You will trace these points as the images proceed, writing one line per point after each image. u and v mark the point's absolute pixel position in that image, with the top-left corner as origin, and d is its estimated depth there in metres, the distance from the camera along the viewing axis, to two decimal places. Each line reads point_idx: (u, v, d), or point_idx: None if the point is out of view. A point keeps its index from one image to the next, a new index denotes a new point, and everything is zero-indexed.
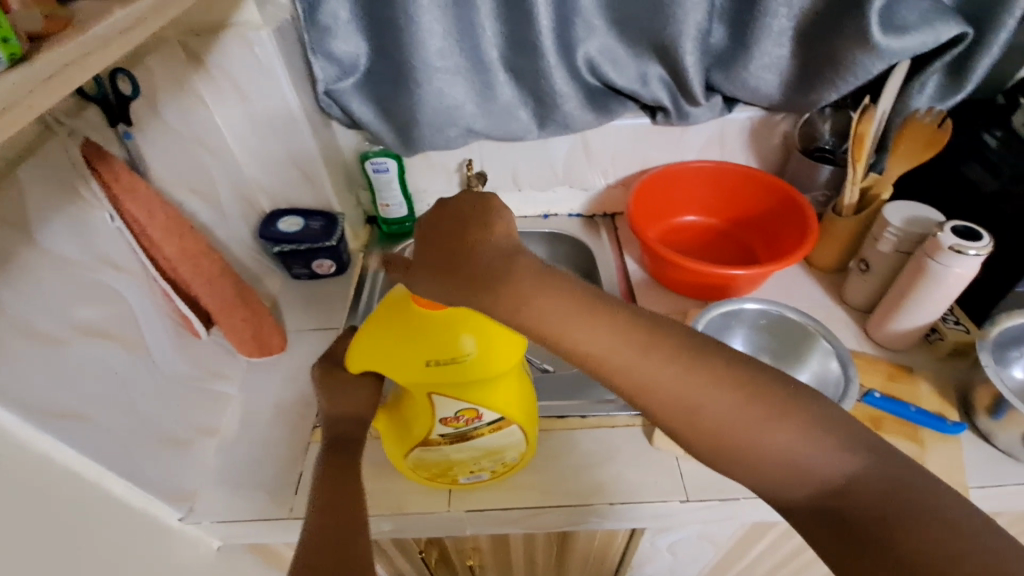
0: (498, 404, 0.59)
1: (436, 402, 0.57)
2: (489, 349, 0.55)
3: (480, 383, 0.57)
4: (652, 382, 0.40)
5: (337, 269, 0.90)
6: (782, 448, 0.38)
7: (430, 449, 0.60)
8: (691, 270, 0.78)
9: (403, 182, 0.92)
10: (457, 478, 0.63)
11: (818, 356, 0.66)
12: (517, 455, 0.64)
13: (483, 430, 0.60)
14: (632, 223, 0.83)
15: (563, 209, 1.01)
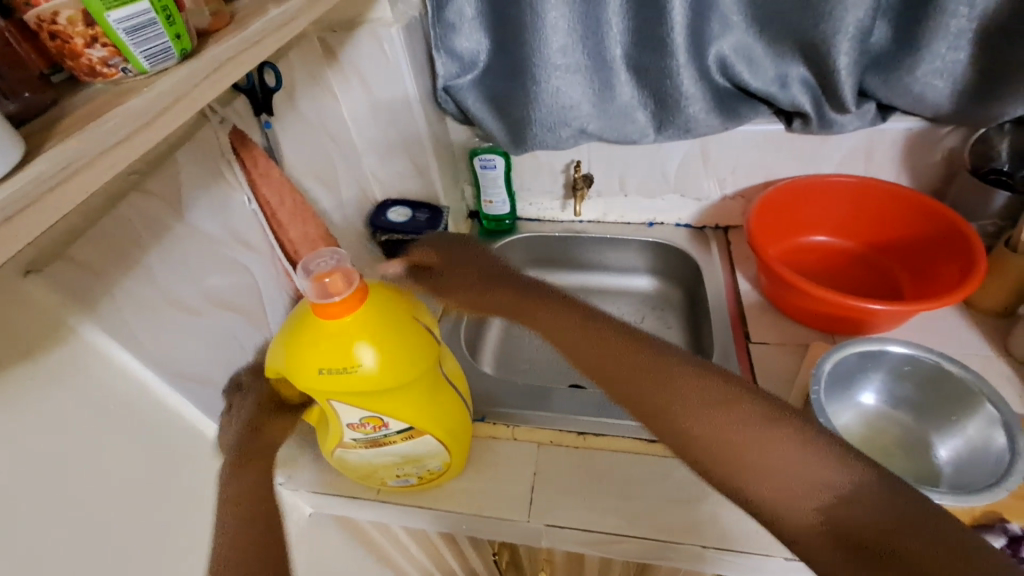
0: (411, 414, 0.50)
1: (338, 409, 0.48)
2: (391, 354, 0.47)
3: (388, 390, 0.48)
4: (694, 409, 0.43)
5: None
6: (790, 458, 0.38)
7: (347, 452, 0.53)
8: (818, 297, 0.69)
9: (508, 179, 0.92)
10: (385, 480, 0.59)
11: (978, 421, 0.55)
12: (442, 464, 0.57)
13: (393, 438, 0.51)
14: (751, 239, 0.76)
15: (671, 218, 0.95)
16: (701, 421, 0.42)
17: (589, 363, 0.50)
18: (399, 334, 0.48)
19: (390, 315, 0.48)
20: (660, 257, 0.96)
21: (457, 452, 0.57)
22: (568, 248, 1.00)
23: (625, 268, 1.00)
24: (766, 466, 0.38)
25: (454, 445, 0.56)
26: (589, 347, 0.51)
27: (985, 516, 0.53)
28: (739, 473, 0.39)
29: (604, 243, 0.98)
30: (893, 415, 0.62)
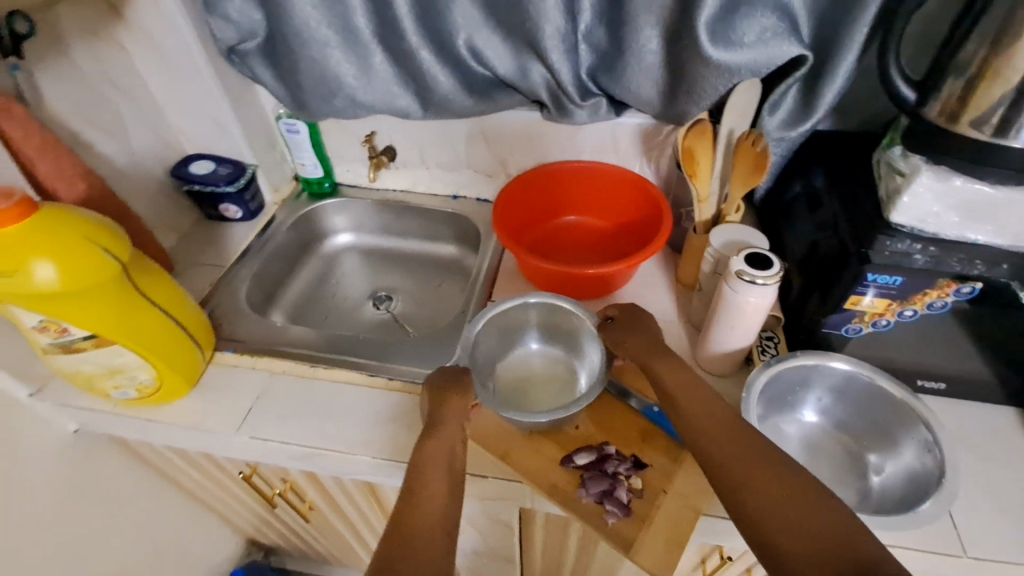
0: (92, 325, 0.59)
1: (14, 312, 0.57)
2: (64, 269, 0.55)
3: (65, 301, 0.57)
4: (754, 456, 0.52)
5: (243, 214, 1.00)
6: (767, 488, 0.49)
7: (49, 355, 0.63)
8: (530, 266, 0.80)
9: (315, 145, 1.02)
10: (106, 390, 0.68)
11: (591, 350, 0.76)
12: (152, 379, 0.67)
13: (82, 344, 0.60)
14: (496, 212, 0.86)
15: (472, 193, 1.06)
16: (763, 462, 0.52)
17: (675, 407, 0.60)
18: (71, 254, 0.56)
19: (66, 236, 0.56)
20: (460, 228, 1.08)
21: (159, 368, 0.65)
22: (380, 214, 1.11)
23: (435, 238, 1.11)
24: (762, 480, 0.50)
25: (156, 360, 0.65)
26: (685, 395, 0.61)
27: (595, 441, 0.65)
28: (727, 470, 0.52)
29: (409, 211, 1.09)
30: (552, 355, 0.80)
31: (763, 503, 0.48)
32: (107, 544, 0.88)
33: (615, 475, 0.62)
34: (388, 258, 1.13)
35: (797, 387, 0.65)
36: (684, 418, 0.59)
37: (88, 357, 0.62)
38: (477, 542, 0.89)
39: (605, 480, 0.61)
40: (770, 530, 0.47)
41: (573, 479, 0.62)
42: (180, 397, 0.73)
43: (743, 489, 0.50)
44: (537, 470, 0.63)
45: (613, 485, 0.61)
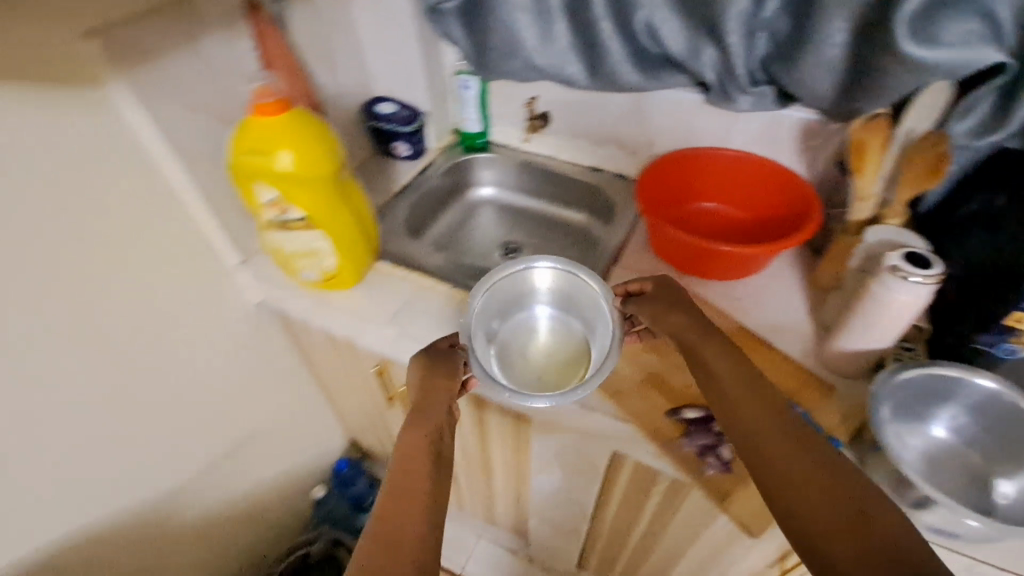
0: (307, 210, 0.73)
1: (257, 186, 0.72)
2: (302, 160, 0.70)
3: (294, 187, 0.72)
4: (789, 447, 0.54)
5: (411, 154, 1.15)
6: (803, 478, 0.51)
7: (267, 230, 0.79)
8: (665, 236, 0.85)
9: (481, 102, 1.14)
10: (296, 269, 0.84)
11: (603, 327, 0.73)
12: (334, 265, 0.81)
13: (295, 224, 0.75)
14: (638, 184, 0.91)
15: (613, 167, 1.12)
16: (798, 454, 0.53)
17: (717, 385, 0.62)
18: (308, 149, 0.70)
19: (306, 134, 0.70)
20: (595, 198, 1.14)
21: (342, 254, 0.80)
22: (522, 174, 1.20)
23: (568, 204, 1.19)
24: (797, 467, 0.52)
25: (341, 247, 0.80)
26: (726, 375, 0.62)
27: (704, 402, 0.68)
28: (763, 452, 0.54)
29: (550, 175, 1.17)
30: (568, 334, 0.78)
31: (804, 497, 0.50)
32: (260, 402, 1.07)
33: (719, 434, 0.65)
34: (522, 217, 1.22)
35: (932, 397, 0.64)
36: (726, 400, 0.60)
37: (295, 236, 0.77)
38: (559, 482, 0.96)
39: (708, 436, 0.65)
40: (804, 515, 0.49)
41: (677, 428, 0.67)
42: (342, 288, 0.87)
43: (779, 480, 0.52)
44: (647, 415, 0.68)
45: (714, 443, 0.64)
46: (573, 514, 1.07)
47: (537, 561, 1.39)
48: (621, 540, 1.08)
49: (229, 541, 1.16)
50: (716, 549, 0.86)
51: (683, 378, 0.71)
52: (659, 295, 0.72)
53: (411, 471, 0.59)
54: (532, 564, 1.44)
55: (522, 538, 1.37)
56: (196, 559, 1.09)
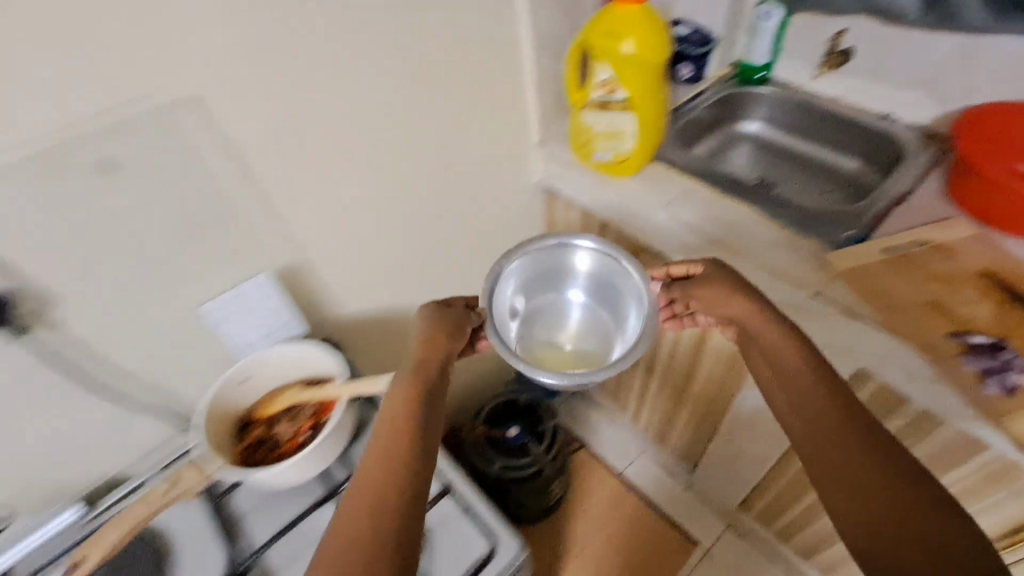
0: (632, 92, 0.90)
1: (598, 67, 0.92)
2: (643, 47, 0.86)
3: (629, 70, 0.88)
4: (838, 430, 0.56)
5: (691, 77, 1.22)
6: (863, 486, 0.52)
7: (585, 112, 0.96)
8: (987, 178, 0.81)
9: (777, 34, 1.15)
10: (591, 153, 1.00)
11: (631, 313, 0.73)
12: (630, 149, 0.96)
13: (616, 104, 0.92)
14: (960, 127, 0.89)
15: (906, 116, 1.07)
16: (843, 439, 0.55)
17: (783, 383, 0.62)
18: (648, 40, 0.87)
19: (650, 29, 0.87)
20: (875, 147, 1.10)
21: (641, 140, 0.94)
22: (796, 114, 1.19)
23: (840, 151, 1.16)
24: (858, 476, 0.52)
25: (643, 133, 0.94)
26: (791, 375, 0.62)
27: (989, 335, 0.70)
28: (824, 459, 0.55)
29: (829, 118, 1.15)
30: (592, 327, 0.76)
31: (849, 479, 0.53)
32: None
33: (1001, 363, 0.68)
34: (782, 158, 1.22)
35: None
36: (791, 399, 0.60)
37: (610, 116, 0.93)
38: (769, 400, 1.02)
39: (987, 362, 0.68)
40: (863, 526, 0.50)
41: (953, 348, 0.70)
42: (624, 175, 1.01)
43: (844, 482, 0.53)
44: (921, 331, 0.72)
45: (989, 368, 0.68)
46: (766, 441, 1.11)
47: (697, 488, 1.48)
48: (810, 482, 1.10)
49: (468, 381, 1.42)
50: None
51: (972, 313, 0.73)
52: (702, 277, 0.72)
53: (406, 426, 0.57)
54: (690, 492, 1.52)
55: (689, 463, 1.46)
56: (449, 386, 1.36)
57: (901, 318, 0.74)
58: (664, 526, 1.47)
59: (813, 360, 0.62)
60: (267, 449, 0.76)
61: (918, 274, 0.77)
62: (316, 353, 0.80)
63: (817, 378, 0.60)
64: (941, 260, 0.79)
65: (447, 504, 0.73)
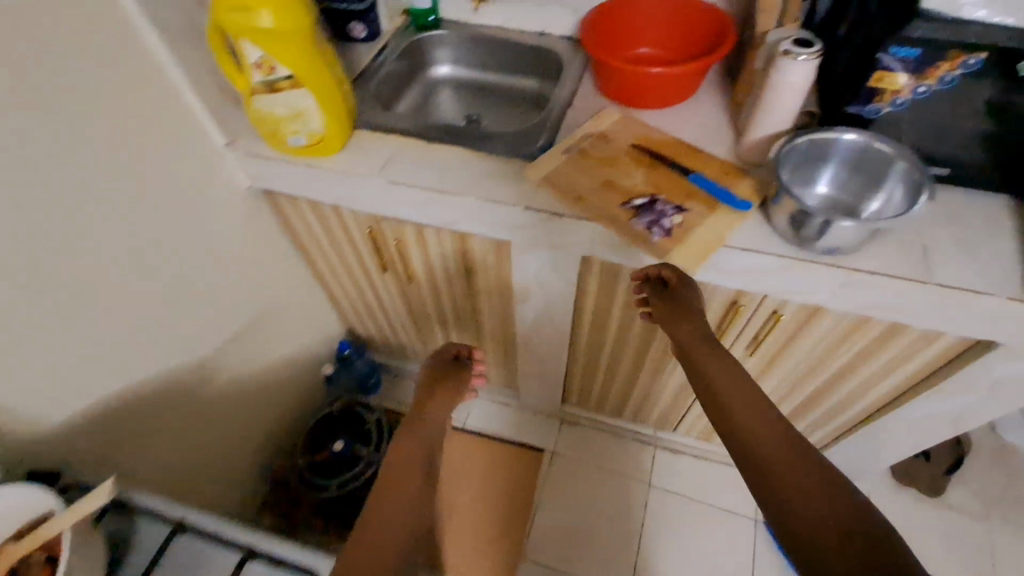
0: (293, 67, 0.80)
1: (241, 46, 0.78)
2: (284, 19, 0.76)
3: (282, 41, 0.78)
4: (764, 431, 0.62)
5: (366, 35, 1.20)
6: (795, 483, 0.57)
7: (258, 97, 0.86)
8: (617, 70, 0.94)
9: None
10: (285, 137, 0.92)
11: None
12: (321, 127, 0.90)
13: (283, 84, 0.82)
14: (586, 27, 1.01)
15: (557, 30, 1.21)
16: (768, 439, 0.61)
17: (715, 396, 0.67)
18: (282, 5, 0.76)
19: None
20: (544, 60, 1.23)
21: (328, 116, 0.88)
22: (472, 47, 1.27)
23: (518, 72, 1.28)
24: (790, 469, 0.59)
25: (327, 108, 0.88)
26: (737, 400, 0.65)
27: (648, 194, 0.84)
28: (767, 457, 0.60)
29: (501, 46, 1.25)
30: None
31: (774, 475, 0.59)
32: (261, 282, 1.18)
33: (673, 206, 0.81)
34: (476, 91, 1.31)
35: (817, 160, 0.78)
36: (726, 411, 0.65)
37: (284, 97, 0.85)
38: (543, 314, 1.14)
39: (652, 215, 0.80)
40: (792, 507, 0.56)
41: (629, 214, 0.81)
42: (327, 154, 0.96)
43: (774, 484, 0.59)
44: (607, 208, 0.83)
45: (659, 217, 0.80)
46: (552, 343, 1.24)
47: (529, 405, 1.61)
48: (595, 356, 1.28)
49: (270, 418, 1.33)
50: None
51: (629, 183, 0.86)
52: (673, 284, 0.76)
53: (421, 446, 0.73)
54: (525, 410, 1.65)
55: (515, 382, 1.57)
56: (246, 435, 1.26)
57: (592, 201, 0.84)
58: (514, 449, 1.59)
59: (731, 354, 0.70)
60: None
61: (600, 163, 0.89)
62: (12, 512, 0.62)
63: (736, 382, 0.67)
64: (603, 146, 0.92)
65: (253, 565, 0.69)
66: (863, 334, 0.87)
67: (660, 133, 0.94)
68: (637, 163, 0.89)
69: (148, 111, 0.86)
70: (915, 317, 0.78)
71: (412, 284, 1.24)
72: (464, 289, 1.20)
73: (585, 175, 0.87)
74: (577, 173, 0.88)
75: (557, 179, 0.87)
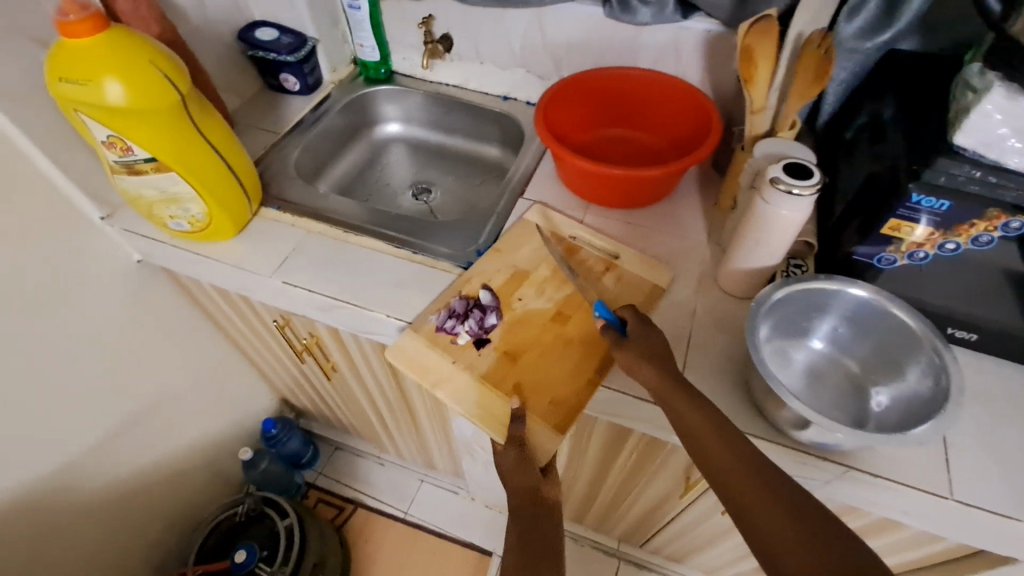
0: (151, 146, 0.65)
1: (85, 122, 0.63)
2: (132, 91, 0.61)
3: (134, 117, 0.63)
4: (756, 482, 0.44)
5: (300, 88, 1.05)
6: (781, 534, 0.41)
7: (119, 177, 0.70)
8: (577, 166, 0.77)
9: (375, 25, 1.03)
10: (164, 221, 0.76)
11: None
12: (204, 213, 0.73)
13: (143, 165, 0.67)
14: (548, 108, 0.83)
15: (522, 95, 1.05)
16: (760, 493, 0.43)
17: (674, 419, 0.52)
18: (130, 73, 0.60)
19: (128, 57, 0.60)
20: (506, 129, 1.07)
21: (210, 201, 0.72)
22: (428, 105, 1.12)
23: (480, 138, 1.12)
24: (767, 512, 0.42)
25: (209, 192, 0.72)
26: (695, 420, 0.50)
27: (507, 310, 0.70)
28: (744, 495, 0.44)
29: (460, 107, 1.09)
30: None
31: (752, 520, 0.43)
32: (156, 364, 1.01)
33: (484, 330, 0.68)
34: (433, 154, 1.15)
35: (813, 312, 0.61)
36: (690, 439, 0.50)
37: (148, 179, 0.69)
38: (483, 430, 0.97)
39: (467, 307, 0.70)
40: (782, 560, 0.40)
41: (470, 293, 0.71)
42: (218, 240, 0.79)
43: (755, 530, 0.42)
44: (487, 274, 0.74)
45: (464, 313, 0.69)
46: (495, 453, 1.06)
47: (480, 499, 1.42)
48: None
49: (167, 516, 1.14)
50: (633, 471, 0.88)
51: (539, 298, 0.71)
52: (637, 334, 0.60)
53: None
54: (476, 502, 1.46)
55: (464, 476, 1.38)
56: (134, 543, 1.07)
57: (493, 261, 0.75)
58: (459, 550, 1.40)
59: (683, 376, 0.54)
60: None
61: (566, 261, 0.75)
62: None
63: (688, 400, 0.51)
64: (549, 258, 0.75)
65: None
66: (859, 513, 0.68)
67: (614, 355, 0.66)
68: (565, 330, 0.68)
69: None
70: (927, 528, 0.58)
71: (338, 375, 1.06)
72: (395, 390, 1.02)
73: (530, 252, 0.76)
74: (526, 256, 0.75)
75: (506, 236, 0.78)
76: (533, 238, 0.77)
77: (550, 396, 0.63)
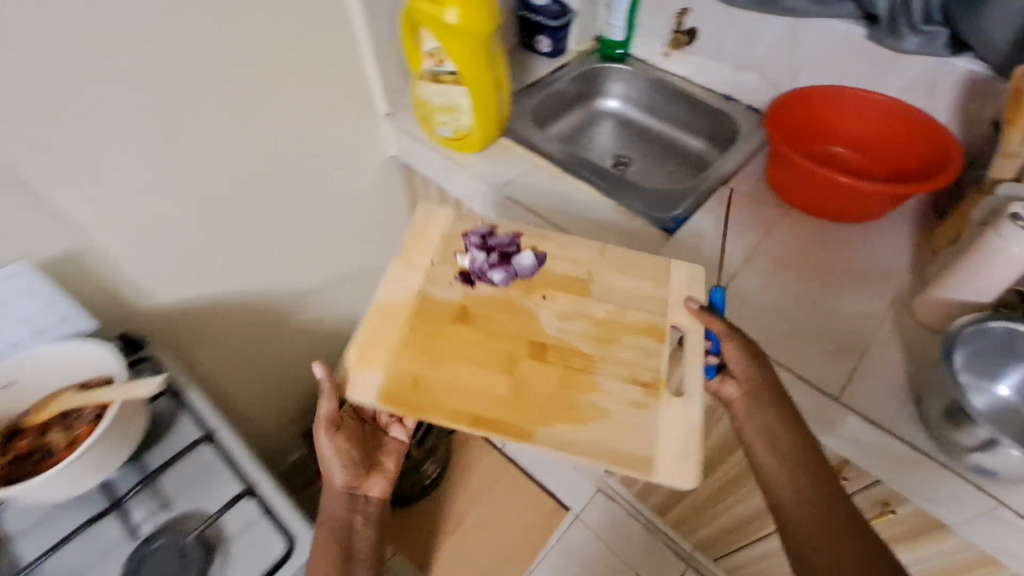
0: (460, 63, 0.84)
1: (422, 34, 0.83)
2: (468, 18, 0.79)
3: (458, 38, 0.81)
4: (805, 508, 0.61)
5: (549, 50, 1.20)
6: (813, 553, 0.59)
7: (421, 82, 0.90)
8: (794, 165, 0.81)
9: (632, 10, 1.16)
10: (434, 126, 0.96)
11: None
12: (469, 126, 0.92)
13: (446, 76, 0.86)
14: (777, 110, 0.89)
15: (746, 99, 1.11)
16: (809, 519, 0.60)
17: (742, 436, 0.65)
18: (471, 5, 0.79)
19: None
20: (719, 126, 1.14)
21: (478, 118, 0.90)
22: (650, 90, 1.22)
23: (690, 130, 1.20)
24: (810, 535, 0.59)
25: (479, 110, 0.90)
26: (766, 434, 0.63)
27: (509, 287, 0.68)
28: (797, 514, 0.61)
29: (681, 98, 1.18)
30: None
31: (792, 533, 0.61)
32: (374, 243, 1.24)
33: (482, 274, 0.69)
34: (641, 134, 1.25)
35: (1011, 357, 0.61)
36: (755, 454, 0.64)
37: (443, 89, 0.88)
38: None
39: (495, 244, 0.71)
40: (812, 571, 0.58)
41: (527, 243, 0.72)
42: (465, 151, 0.98)
43: (799, 543, 0.60)
44: (573, 257, 0.71)
45: (489, 246, 0.70)
46: None
47: None
48: None
49: None
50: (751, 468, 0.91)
51: (555, 322, 0.66)
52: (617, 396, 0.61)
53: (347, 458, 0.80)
54: None
55: None
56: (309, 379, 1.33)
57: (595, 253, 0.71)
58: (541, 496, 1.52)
59: (768, 380, 0.64)
60: (32, 462, 0.65)
61: (620, 329, 0.66)
62: (86, 348, 0.69)
63: (768, 405, 0.63)
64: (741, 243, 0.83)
65: (246, 506, 0.68)
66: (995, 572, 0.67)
67: (496, 437, 0.58)
68: (517, 368, 0.63)
69: (334, 68, 0.94)
70: None
71: None
72: None
73: (625, 289, 0.69)
74: (608, 286, 0.69)
75: (632, 257, 0.71)
76: (644, 275, 0.70)
77: (417, 374, 0.62)
